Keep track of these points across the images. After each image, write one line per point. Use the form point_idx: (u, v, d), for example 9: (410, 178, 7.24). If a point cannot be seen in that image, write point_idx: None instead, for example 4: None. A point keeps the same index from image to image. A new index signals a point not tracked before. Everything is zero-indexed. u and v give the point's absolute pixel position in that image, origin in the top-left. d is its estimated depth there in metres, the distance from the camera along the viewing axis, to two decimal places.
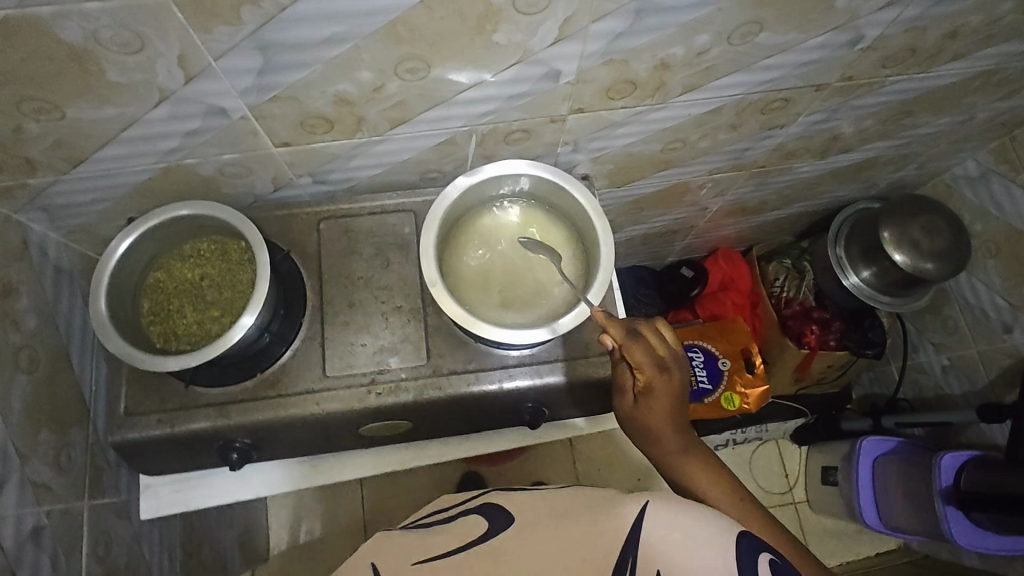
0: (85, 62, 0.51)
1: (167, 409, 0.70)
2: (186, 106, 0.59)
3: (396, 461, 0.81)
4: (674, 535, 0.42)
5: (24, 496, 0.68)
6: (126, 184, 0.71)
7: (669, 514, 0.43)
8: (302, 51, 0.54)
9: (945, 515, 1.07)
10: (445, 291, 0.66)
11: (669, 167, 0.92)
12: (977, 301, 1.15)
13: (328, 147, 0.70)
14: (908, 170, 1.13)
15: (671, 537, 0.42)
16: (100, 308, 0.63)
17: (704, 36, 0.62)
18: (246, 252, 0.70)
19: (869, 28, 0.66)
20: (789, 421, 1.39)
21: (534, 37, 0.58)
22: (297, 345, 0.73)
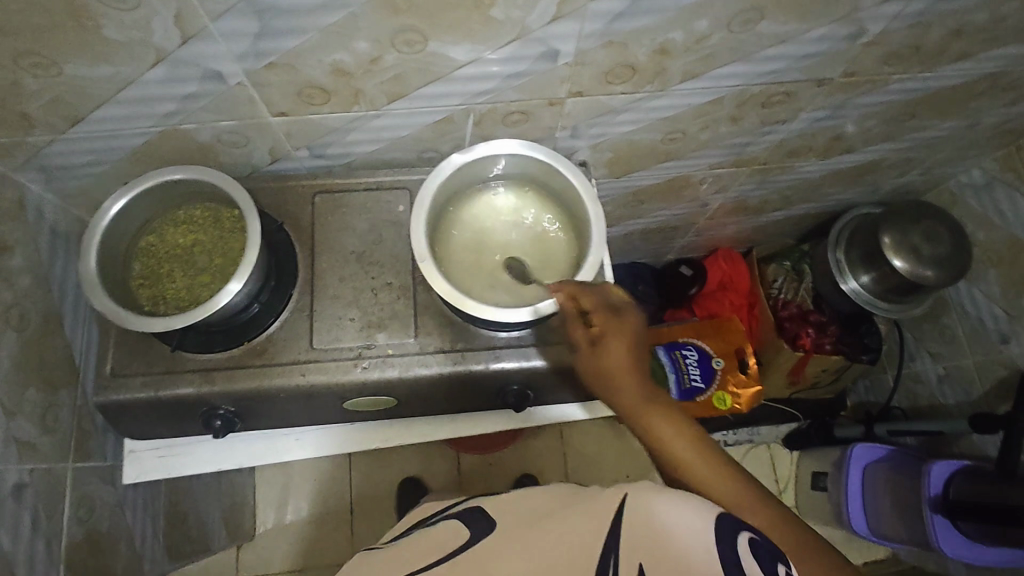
0: (81, 18, 0.52)
1: (152, 373, 0.70)
2: (182, 68, 0.59)
3: (380, 438, 0.81)
4: (653, 522, 0.41)
5: (7, 452, 0.68)
6: (122, 147, 0.71)
7: (649, 504, 0.42)
8: (297, 16, 0.54)
9: (933, 524, 1.05)
10: (434, 267, 0.66)
11: (669, 159, 0.92)
12: (976, 311, 1.14)
13: (325, 119, 0.70)
14: (912, 176, 1.12)
15: (650, 525, 0.41)
16: (89, 266, 0.63)
17: (703, 21, 0.62)
18: (240, 220, 0.71)
19: (872, 22, 0.66)
20: (782, 426, 1.46)
21: (532, 14, 0.57)
22: (285, 317, 0.73)
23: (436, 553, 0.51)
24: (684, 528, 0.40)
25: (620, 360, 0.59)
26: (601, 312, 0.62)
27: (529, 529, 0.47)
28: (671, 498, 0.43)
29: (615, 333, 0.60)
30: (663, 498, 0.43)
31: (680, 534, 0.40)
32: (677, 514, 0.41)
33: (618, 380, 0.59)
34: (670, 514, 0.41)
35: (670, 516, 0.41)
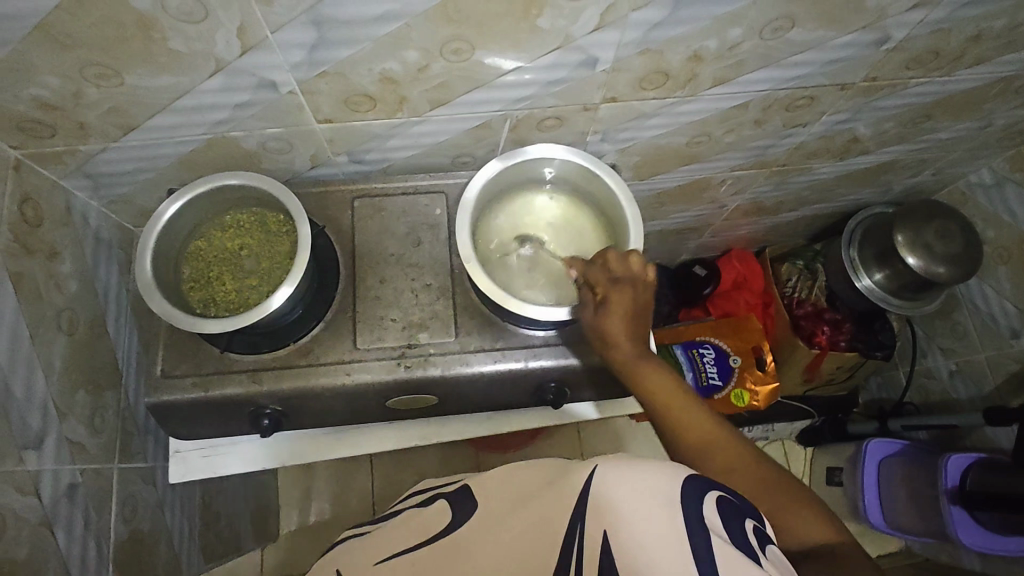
0: (150, 31, 0.54)
1: (202, 373, 0.72)
2: (238, 77, 0.61)
3: (418, 436, 0.83)
4: (620, 489, 0.39)
5: (61, 453, 0.70)
6: (171, 155, 0.73)
7: (616, 472, 0.40)
8: (353, 28, 0.57)
9: (951, 514, 1.08)
10: (479, 266, 0.69)
11: (692, 161, 0.95)
12: (987, 307, 1.17)
13: (369, 125, 0.73)
14: (924, 176, 1.16)
15: (617, 491, 0.39)
16: (145, 269, 0.66)
17: (737, 29, 0.64)
18: (286, 223, 0.73)
19: (897, 29, 0.68)
20: (797, 423, 1.46)
21: (576, 24, 0.60)
22: (329, 318, 0.75)
23: (418, 537, 0.50)
24: (648, 494, 0.39)
25: (619, 321, 0.64)
26: (607, 280, 0.66)
27: (505, 516, 0.45)
28: (640, 465, 0.41)
29: (618, 301, 0.64)
30: (632, 467, 0.41)
31: (644, 501, 0.39)
32: (644, 481, 0.40)
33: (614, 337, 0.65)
34: (639, 480, 0.40)
35: (637, 482, 0.40)
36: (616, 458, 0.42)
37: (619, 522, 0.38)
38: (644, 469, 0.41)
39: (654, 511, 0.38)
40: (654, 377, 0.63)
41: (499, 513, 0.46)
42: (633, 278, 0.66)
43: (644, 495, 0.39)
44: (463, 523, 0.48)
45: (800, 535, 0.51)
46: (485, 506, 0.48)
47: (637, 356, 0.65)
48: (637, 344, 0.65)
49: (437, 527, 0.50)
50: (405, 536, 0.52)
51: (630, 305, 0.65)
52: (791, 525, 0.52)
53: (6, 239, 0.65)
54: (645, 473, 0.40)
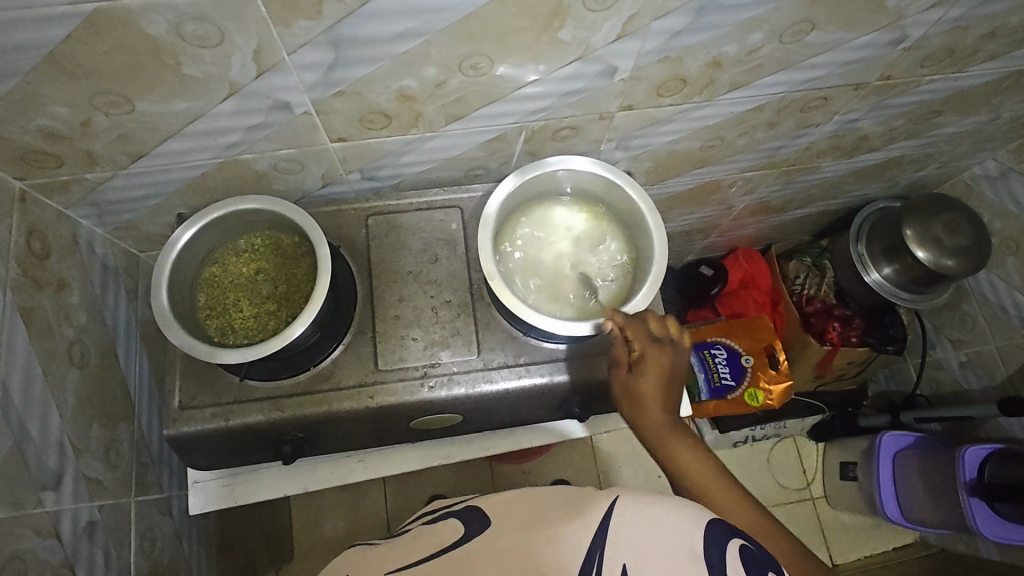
0: (164, 58, 0.52)
1: (221, 403, 0.70)
2: (252, 100, 0.60)
3: (442, 455, 0.82)
4: (641, 528, 0.38)
5: (79, 491, 0.68)
6: (180, 180, 0.71)
7: (637, 507, 0.39)
8: (372, 47, 0.55)
9: (970, 506, 1.08)
10: (502, 282, 0.68)
11: (704, 165, 0.94)
12: (996, 297, 1.17)
13: (383, 142, 0.71)
14: (929, 170, 1.16)
15: (637, 529, 0.38)
16: (162, 300, 0.64)
17: (757, 34, 0.64)
18: (302, 246, 0.71)
19: (914, 28, 0.68)
20: (807, 419, 1.42)
21: (597, 35, 0.59)
22: (348, 341, 0.74)
23: (432, 549, 0.47)
24: (670, 537, 0.38)
25: (653, 386, 0.63)
26: (646, 341, 0.64)
27: (512, 533, 0.42)
28: (662, 506, 0.40)
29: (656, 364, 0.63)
30: (654, 505, 0.40)
31: (665, 541, 0.37)
32: (667, 524, 0.39)
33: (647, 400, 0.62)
34: (661, 522, 0.39)
35: (660, 524, 0.39)
36: (639, 493, 0.41)
37: (639, 563, 0.36)
38: (668, 512, 0.40)
39: (678, 556, 0.37)
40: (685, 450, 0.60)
41: (502, 527, 0.44)
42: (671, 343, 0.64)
43: (664, 534, 0.38)
44: (476, 535, 0.45)
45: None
46: (497, 521, 0.45)
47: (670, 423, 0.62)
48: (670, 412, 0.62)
49: (426, 545, 0.48)
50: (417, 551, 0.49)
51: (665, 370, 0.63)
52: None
53: (15, 274, 0.63)
54: (669, 517, 0.39)
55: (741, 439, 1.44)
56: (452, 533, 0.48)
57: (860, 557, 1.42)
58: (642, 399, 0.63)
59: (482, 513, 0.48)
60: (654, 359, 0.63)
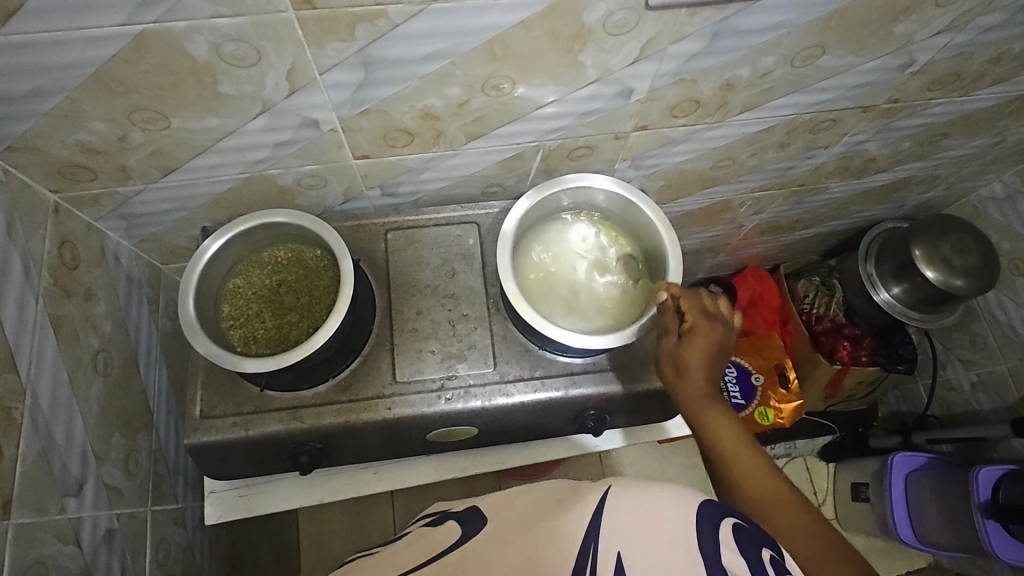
0: (203, 77, 0.55)
1: (241, 412, 0.71)
2: (281, 118, 0.62)
3: (456, 468, 0.82)
4: (635, 515, 0.38)
5: (99, 499, 0.69)
6: (206, 194, 0.73)
7: (628, 501, 0.39)
8: (400, 67, 0.57)
9: (985, 528, 1.07)
10: (519, 296, 0.69)
11: (715, 185, 0.96)
12: (1006, 318, 1.18)
13: (405, 159, 0.73)
14: (936, 191, 1.18)
15: (629, 517, 0.38)
16: (188, 310, 0.66)
17: (769, 58, 0.66)
18: (324, 259, 0.73)
19: (921, 53, 0.70)
20: (817, 438, 1.44)
21: (616, 57, 0.61)
22: (366, 353, 0.75)
23: (433, 552, 0.46)
24: (664, 520, 0.38)
25: (698, 353, 0.62)
26: (700, 314, 0.64)
27: (512, 532, 0.42)
28: (652, 492, 0.40)
29: (706, 333, 0.63)
30: (645, 491, 0.40)
31: (660, 525, 0.37)
32: (660, 507, 0.39)
33: (684, 370, 0.63)
34: (655, 506, 0.39)
35: (654, 510, 0.39)
36: (630, 482, 0.41)
37: (634, 546, 0.36)
38: (659, 497, 0.40)
39: (672, 536, 0.37)
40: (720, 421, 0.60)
41: (501, 530, 0.43)
42: (722, 321, 0.65)
43: (657, 520, 0.38)
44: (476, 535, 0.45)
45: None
46: (497, 520, 0.45)
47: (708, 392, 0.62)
48: (710, 383, 0.62)
49: (426, 550, 0.47)
50: (411, 557, 0.47)
51: (713, 343, 0.63)
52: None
53: (46, 283, 0.65)
54: (662, 501, 0.39)
55: None
56: (450, 535, 0.47)
57: None
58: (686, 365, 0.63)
59: (481, 513, 0.48)
60: (705, 328, 0.63)
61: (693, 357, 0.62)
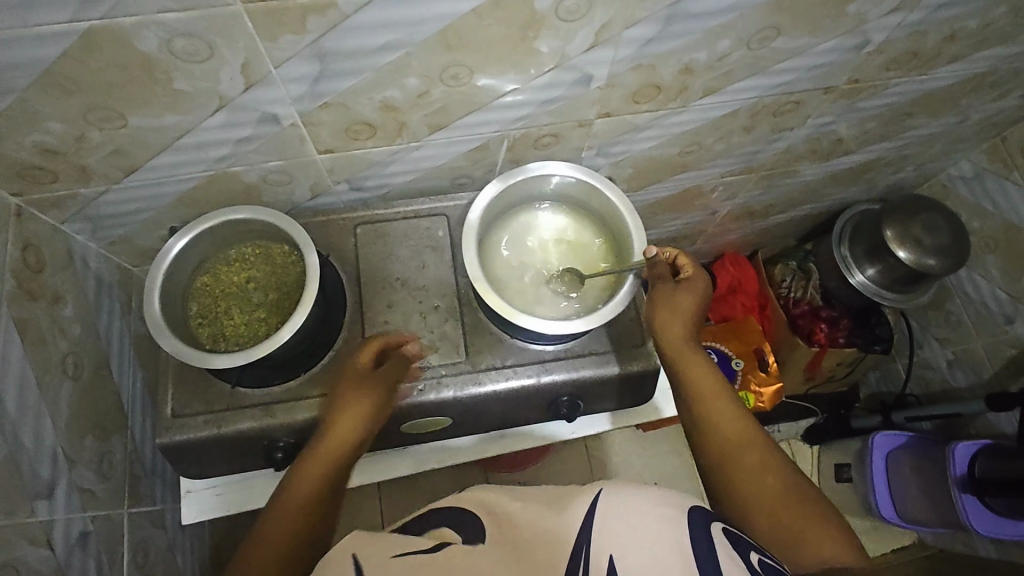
0: (155, 73, 0.55)
1: (213, 410, 0.71)
2: (240, 113, 0.62)
3: (433, 460, 0.83)
4: (630, 516, 0.45)
5: (71, 501, 0.69)
6: (171, 193, 0.73)
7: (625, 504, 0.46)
8: (354, 59, 0.58)
9: (961, 502, 1.08)
10: (486, 284, 0.70)
11: (684, 171, 0.97)
12: (979, 295, 1.19)
13: (369, 153, 0.73)
14: (906, 172, 1.19)
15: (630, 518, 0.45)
16: (154, 308, 0.65)
17: (726, 41, 0.66)
18: (291, 254, 0.73)
19: (875, 33, 0.71)
20: (800, 421, 1.48)
21: (571, 43, 0.62)
22: (338, 347, 0.75)
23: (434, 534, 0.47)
24: (656, 523, 0.45)
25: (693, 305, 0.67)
26: (688, 271, 0.69)
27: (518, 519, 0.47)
28: (642, 498, 0.47)
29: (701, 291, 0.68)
30: (634, 495, 0.47)
31: (653, 526, 0.45)
32: (650, 513, 0.45)
33: (667, 318, 0.67)
34: (646, 511, 0.46)
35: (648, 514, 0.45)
36: (620, 486, 0.48)
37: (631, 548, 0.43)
38: (648, 501, 0.47)
39: (665, 538, 0.44)
40: (700, 367, 0.64)
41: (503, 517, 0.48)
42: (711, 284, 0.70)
43: (653, 523, 0.45)
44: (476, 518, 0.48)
45: (817, 545, 0.51)
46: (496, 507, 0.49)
47: (690, 339, 0.66)
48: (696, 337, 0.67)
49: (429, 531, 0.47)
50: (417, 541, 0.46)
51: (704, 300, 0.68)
52: (807, 543, 0.51)
53: (10, 286, 0.64)
54: (651, 506, 0.46)
55: None
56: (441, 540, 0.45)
57: None
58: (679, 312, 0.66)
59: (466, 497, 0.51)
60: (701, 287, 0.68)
61: (680, 306, 0.67)
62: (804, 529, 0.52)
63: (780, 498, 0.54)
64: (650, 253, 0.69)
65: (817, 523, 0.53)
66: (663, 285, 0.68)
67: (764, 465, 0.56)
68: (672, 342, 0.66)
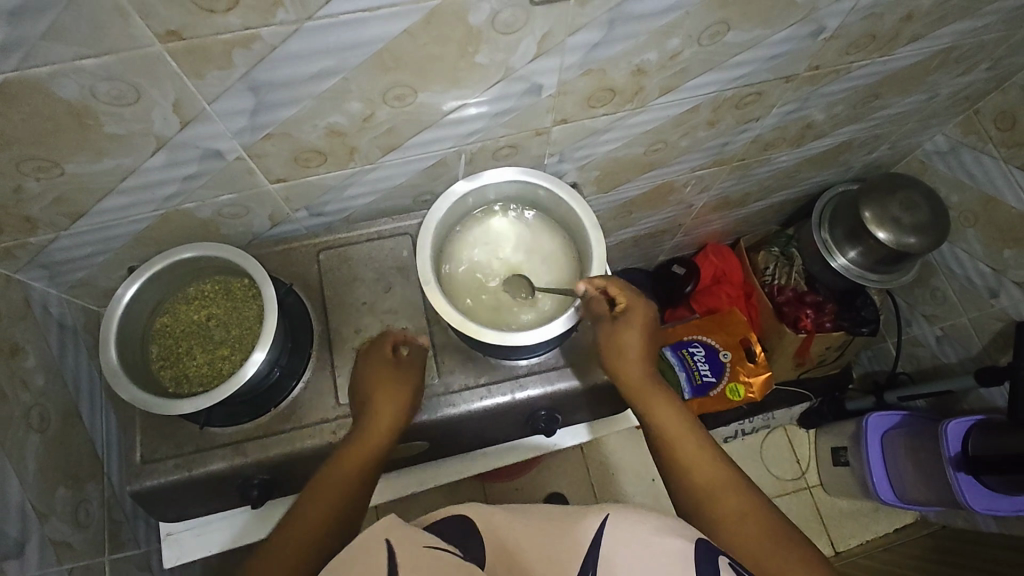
0: (84, 119, 0.53)
1: (183, 453, 0.70)
2: (181, 151, 0.60)
3: (413, 483, 0.81)
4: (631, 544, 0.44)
5: (45, 556, 0.67)
6: (125, 234, 0.71)
7: (630, 530, 0.45)
8: (290, 89, 0.56)
9: (957, 481, 1.08)
10: (438, 290, 0.68)
11: (653, 168, 0.95)
12: (962, 270, 1.18)
13: (323, 179, 0.72)
14: (881, 151, 1.17)
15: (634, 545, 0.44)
16: (110, 355, 0.64)
17: (674, 40, 0.65)
18: (251, 288, 0.71)
19: (830, 18, 0.70)
20: (795, 407, 1.45)
21: (514, 55, 0.60)
22: (308, 377, 0.74)
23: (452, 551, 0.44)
24: (659, 552, 0.44)
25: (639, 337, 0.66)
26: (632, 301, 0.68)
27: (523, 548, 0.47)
28: (647, 526, 0.45)
29: (642, 317, 0.67)
30: (640, 521, 0.46)
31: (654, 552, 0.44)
32: (655, 544, 0.44)
33: (621, 361, 0.66)
34: (653, 541, 0.44)
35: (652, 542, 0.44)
36: (627, 512, 0.47)
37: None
38: (655, 530, 0.45)
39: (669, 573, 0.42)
40: (663, 404, 0.64)
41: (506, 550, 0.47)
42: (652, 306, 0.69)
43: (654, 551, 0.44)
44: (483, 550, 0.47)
45: None
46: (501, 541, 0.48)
47: (647, 377, 0.65)
48: (650, 372, 0.66)
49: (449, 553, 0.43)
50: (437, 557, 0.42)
51: (648, 330, 0.67)
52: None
53: None
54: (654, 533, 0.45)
55: (729, 435, 1.44)
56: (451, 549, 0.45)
57: (861, 543, 1.42)
58: (626, 351, 0.66)
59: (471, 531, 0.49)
60: (642, 316, 0.67)
61: (629, 343, 0.66)
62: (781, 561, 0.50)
63: (755, 540, 0.52)
64: (580, 290, 0.68)
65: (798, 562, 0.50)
66: (606, 323, 0.67)
67: (736, 508, 0.55)
68: (632, 382, 0.65)
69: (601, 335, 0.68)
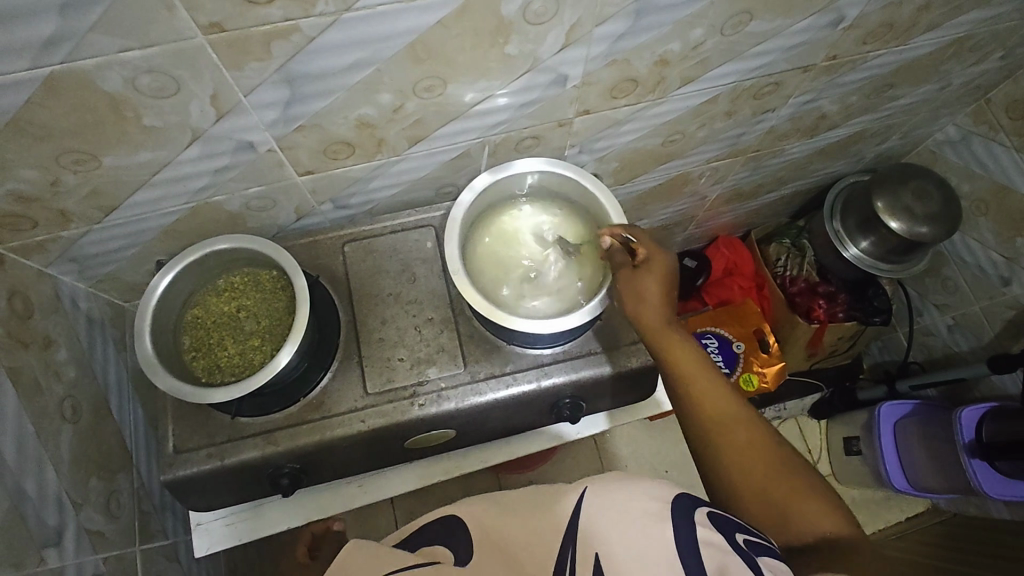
0: (123, 112, 0.54)
1: (215, 443, 0.71)
2: (215, 143, 0.61)
3: (441, 471, 0.83)
4: (614, 509, 0.44)
5: (81, 545, 0.68)
6: (154, 228, 0.72)
7: (611, 497, 0.45)
8: (324, 81, 0.57)
9: (972, 468, 1.09)
10: (467, 279, 0.69)
11: (669, 159, 0.96)
12: (973, 259, 1.19)
13: (349, 171, 0.73)
14: (893, 141, 1.18)
15: (616, 511, 0.44)
16: (146, 346, 0.65)
17: (698, 30, 0.66)
18: (280, 279, 0.72)
19: (850, 8, 0.70)
20: (806, 398, 1.46)
21: (543, 46, 0.61)
22: (335, 369, 0.75)
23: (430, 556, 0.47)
24: (640, 517, 0.43)
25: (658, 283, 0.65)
26: (649, 247, 0.66)
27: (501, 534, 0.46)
28: (626, 493, 0.46)
29: (661, 268, 0.65)
30: (621, 492, 0.46)
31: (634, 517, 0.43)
32: (633, 506, 0.44)
33: (645, 301, 0.65)
34: (630, 505, 0.44)
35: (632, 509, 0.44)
36: (604, 482, 0.47)
37: (612, 548, 0.41)
38: (631, 496, 0.45)
39: (651, 534, 0.42)
40: (682, 345, 0.63)
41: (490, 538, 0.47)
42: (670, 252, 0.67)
43: (634, 516, 0.43)
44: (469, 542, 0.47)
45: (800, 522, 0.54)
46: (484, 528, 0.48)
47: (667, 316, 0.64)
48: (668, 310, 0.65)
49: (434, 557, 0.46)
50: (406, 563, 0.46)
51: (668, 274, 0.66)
52: (796, 511, 0.55)
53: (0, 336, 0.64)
54: (633, 500, 0.45)
55: None
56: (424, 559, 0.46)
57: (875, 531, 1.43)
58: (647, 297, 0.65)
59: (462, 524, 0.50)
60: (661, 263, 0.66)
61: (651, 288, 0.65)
62: (790, 494, 0.55)
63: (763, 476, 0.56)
64: (605, 243, 0.68)
65: (800, 495, 0.55)
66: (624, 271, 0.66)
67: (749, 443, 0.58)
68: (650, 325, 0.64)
69: (618, 282, 0.67)
